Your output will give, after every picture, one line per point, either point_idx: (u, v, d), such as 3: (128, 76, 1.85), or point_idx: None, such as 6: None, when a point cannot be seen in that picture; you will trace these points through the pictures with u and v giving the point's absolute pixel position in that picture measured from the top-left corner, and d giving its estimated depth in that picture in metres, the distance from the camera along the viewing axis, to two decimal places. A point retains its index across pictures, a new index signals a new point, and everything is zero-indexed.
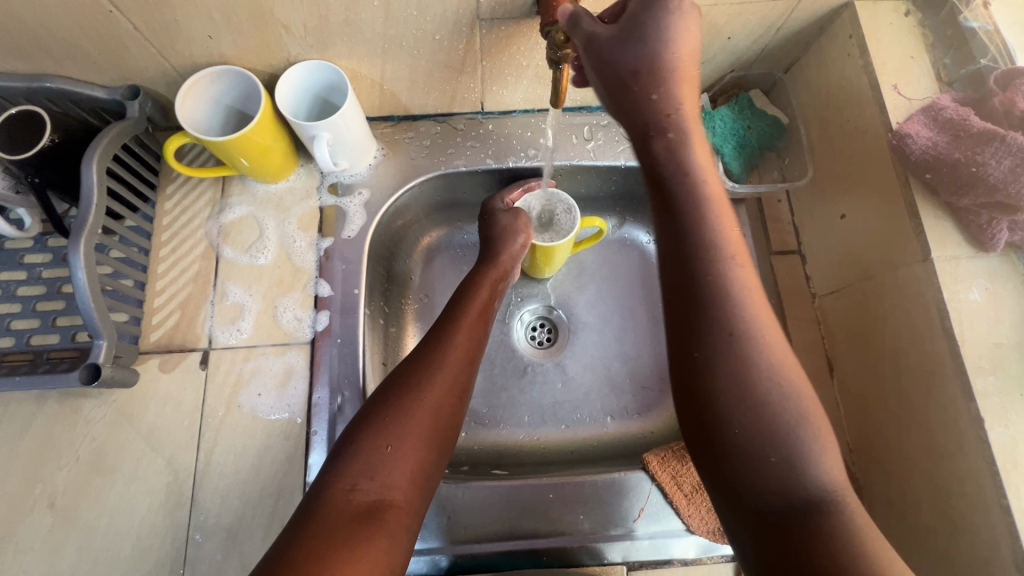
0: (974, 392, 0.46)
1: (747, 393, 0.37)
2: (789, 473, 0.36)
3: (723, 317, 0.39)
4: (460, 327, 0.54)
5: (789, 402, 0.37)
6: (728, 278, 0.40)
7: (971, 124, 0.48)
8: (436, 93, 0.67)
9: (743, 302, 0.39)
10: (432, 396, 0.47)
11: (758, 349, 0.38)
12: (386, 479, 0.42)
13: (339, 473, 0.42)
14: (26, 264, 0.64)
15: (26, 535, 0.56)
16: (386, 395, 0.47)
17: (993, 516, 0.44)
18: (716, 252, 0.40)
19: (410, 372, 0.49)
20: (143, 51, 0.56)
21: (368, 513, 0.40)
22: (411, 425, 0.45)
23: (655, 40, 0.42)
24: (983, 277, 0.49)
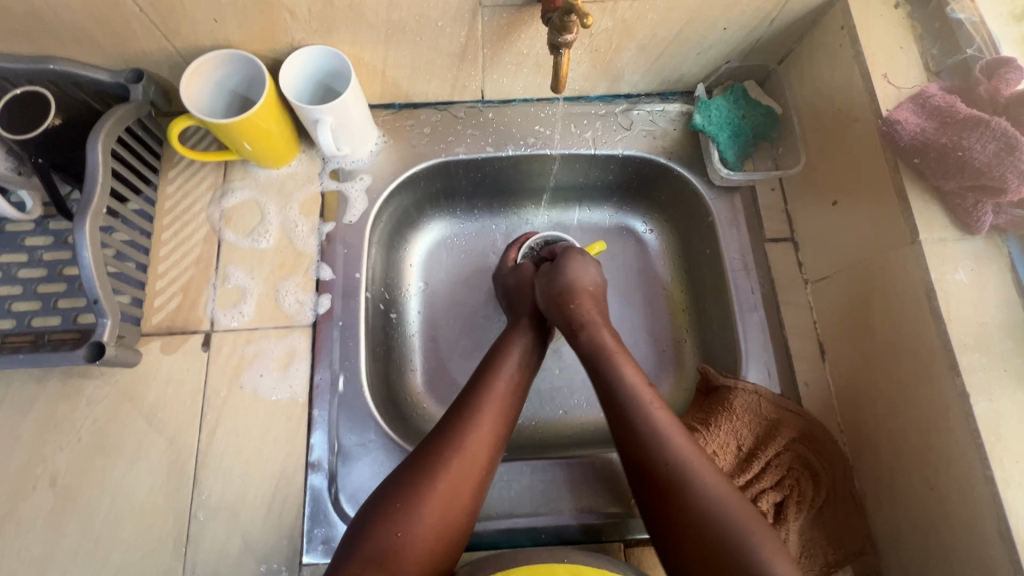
0: (959, 368, 0.48)
1: (690, 505, 0.45)
2: (733, 547, 0.43)
3: (655, 441, 0.48)
4: (495, 390, 0.55)
5: (707, 479, 0.46)
6: (660, 429, 0.49)
7: (957, 111, 0.50)
8: (438, 80, 0.68)
9: (686, 462, 0.47)
10: (462, 461, 0.50)
11: (683, 454, 0.47)
12: (412, 535, 0.46)
13: (371, 521, 0.46)
14: (27, 246, 0.64)
15: (27, 514, 0.56)
16: (420, 452, 0.50)
17: (977, 487, 0.46)
18: (658, 438, 0.48)
19: (444, 433, 0.51)
20: (148, 34, 0.57)
21: (389, 559, 0.44)
22: (441, 490, 0.48)
23: (571, 276, 0.63)
24: (969, 258, 0.50)
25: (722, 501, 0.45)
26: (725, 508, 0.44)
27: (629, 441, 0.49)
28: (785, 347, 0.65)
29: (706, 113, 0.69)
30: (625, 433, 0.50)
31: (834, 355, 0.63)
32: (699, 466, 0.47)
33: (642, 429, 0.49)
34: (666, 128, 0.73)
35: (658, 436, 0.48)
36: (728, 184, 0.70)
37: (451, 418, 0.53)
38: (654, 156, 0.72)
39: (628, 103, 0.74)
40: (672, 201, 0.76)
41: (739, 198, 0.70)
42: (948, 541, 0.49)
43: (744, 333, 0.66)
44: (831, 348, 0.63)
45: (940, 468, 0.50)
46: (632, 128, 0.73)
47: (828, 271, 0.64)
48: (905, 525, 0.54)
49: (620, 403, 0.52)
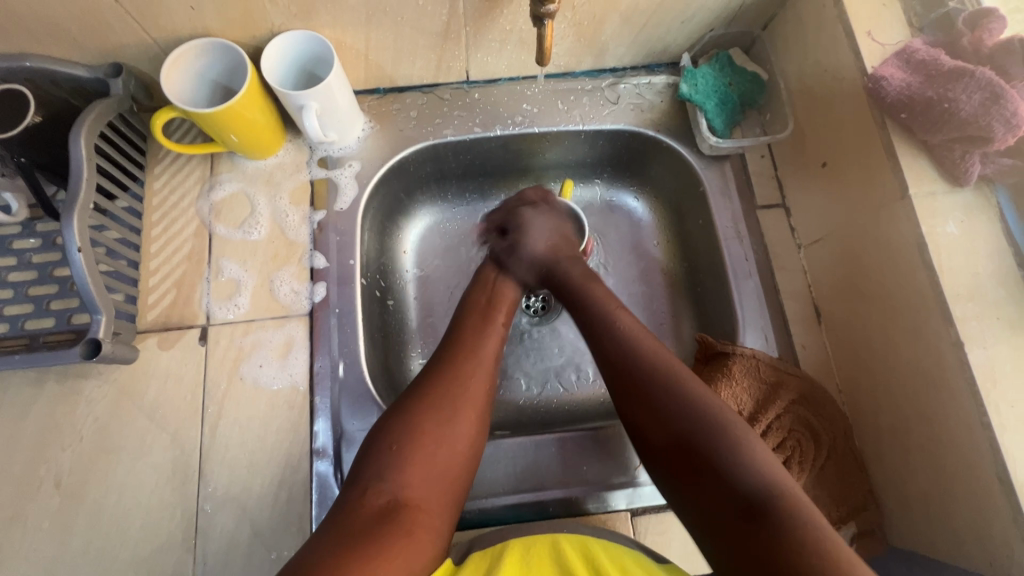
0: (954, 318, 0.48)
1: (689, 446, 0.45)
2: (734, 458, 0.43)
3: (656, 365, 0.50)
4: (471, 346, 0.55)
5: (708, 402, 0.46)
6: (675, 382, 0.48)
7: (942, 63, 0.50)
8: (422, 62, 0.67)
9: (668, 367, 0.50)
10: (446, 411, 0.49)
11: (691, 392, 0.47)
12: (401, 489, 0.45)
13: (354, 483, 0.45)
14: (15, 249, 0.63)
15: (33, 516, 0.56)
16: (396, 408, 0.49)
17: (975, 433, 0.47)
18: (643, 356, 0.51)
19: (419, 388, 0.51)
20: (124, 26, 0.56)
21: (383, 516, 0.43)
22: (426, 439, 0.47)
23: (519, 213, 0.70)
24: (959, 211, 0.51)
25: (734, 445, 0.44)
26: (726, 441, 0.44)
27: (630, 384, 0.50)
28: (781, 312, 0.66)
29: (692, 81, 0.69)
30: (634, 387, 0.49)
31: (830, 317, 0.63)
32: (716, 413, 0.46)
33: (646, 386, 0.49)
34: (653, 100, 0.72)
35: (665, 382, 0.48)
36: (718, 153, 0.70)
37: (426, 374, 0.52)
38: (643, 128, 0.72)
39: (614, 77, 0.73)
40: (663, 174, 0.76)
41: (729, 166, 0.71)
42: (949, 489, 0.50)
43: (739, 300, 0.66)
44: (826, 309, 0.64)
45: (938, 417, 0.50)
46: (619, 102, 0.73)
47: (821, 234, 0.64)
48: (907, 478, 0.54)
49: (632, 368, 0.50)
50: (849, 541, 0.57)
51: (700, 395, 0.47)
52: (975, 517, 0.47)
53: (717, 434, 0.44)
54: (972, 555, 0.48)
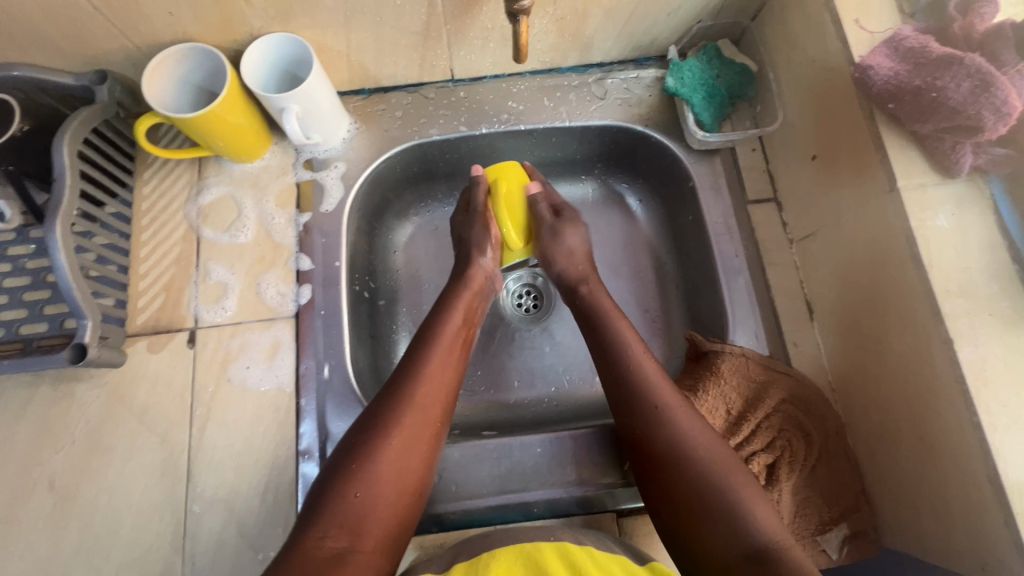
0: (943, 315, 0.46)
1: (696, 497, 0.47)
2: (732, 508, 0.46)
3: (651, 398, 0.53)
4: (431, 361, 0.55)
5: (706, 456, 0.49)
6: (682, 430, 0.51)
7: (930, 50, 0.48)
8: (405, 62, 0.67)
9: (655, 391, 0.53)
10: (399, 441, 0.49)
11: (699, 450, 0.49)
12: (356, 528, 0.45)
13: (312, 522, 0.45)
14: (10, 256, 0.64)
15: (28, 517, 0.57)
16: (354, 443, 0.49)
17: (965, 433, 0.45)
18: (640, 373, 0.55)
19: (376, 421, 0.50)
20: (106, 33, 0.56)
21: (335, 563, 0.43)
22: (382, 478, 0.48)
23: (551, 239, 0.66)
24: (950, 203, 0.49)
25: (731, 487, 0.47)
26: (726, 488, 0.47)
27: (626, 408, 0.54)
28: (772, 309, 0.64)
29: (679, 75, 0.68)
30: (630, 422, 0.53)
31: (823, 314, 0.62)
32: (715, 469, 0.48)
33: (659, 436, 0.51)
34: (641, 95, 0.71)
35: (670, 429, 0.51)
36: (707, 147, 0.69)
37: (383, 402, 0.51)
38: (631, 123, 0.71)
39: (602, 72, 0.72)
40: (653, 168, 0.74)
41: (719, 161, 0.69)
42: (944, 492, 0.48)
43: (729, 296, 0.65)
44: (820, 307, 0.62)
45: (928, 417, 0.49)
46: (607, 97, 0.71)
47: (813, 228, 0.62)
48: (898, 480, 0.53)
49: (647, 405, 0.53)
50: (840, 544, 0.55)
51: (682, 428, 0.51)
52: (968, 523, 0.46)
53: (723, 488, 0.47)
54: (965, 559, 0.46)
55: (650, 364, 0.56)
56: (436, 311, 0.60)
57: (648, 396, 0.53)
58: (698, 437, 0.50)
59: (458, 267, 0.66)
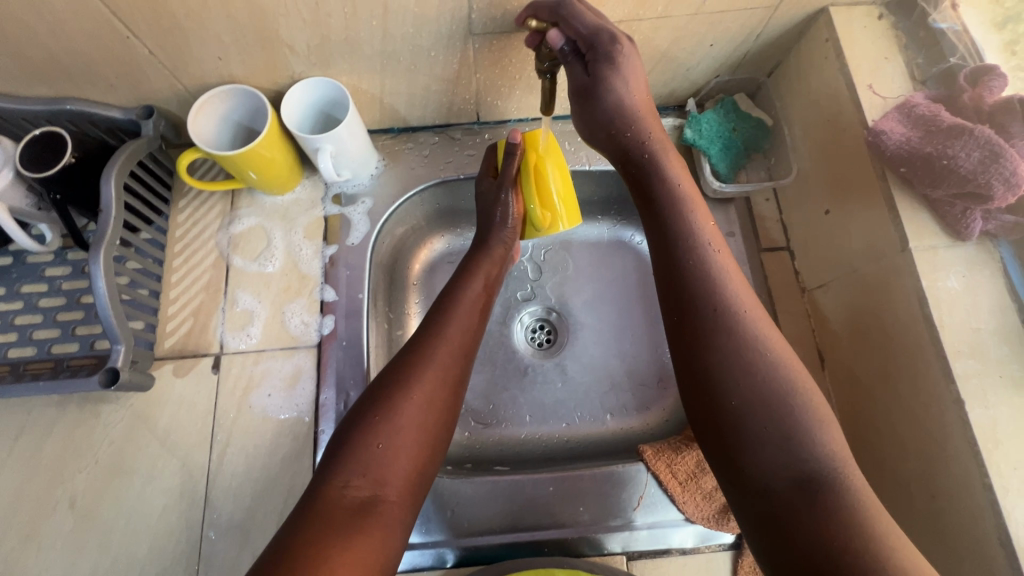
0: (954, 375, 0.48)
1: (741, 406, 0.42)
2: (786, 418, 0.42)
3: (712, 288, 0.47)
4: (452, 322, 0.56)
5: (778, 369, 0.43)
6: (736, 315, 0.46)
7: (941, 120, 0.51)
8: (434, 105, 0.70)
9: (725, 284, 0.47)
10: (420, 395, 0.50)
11: (751, 332, 0.45)
12: (381, 478, 0.46)
13: (334, 471, 0.45)
14: (47, 276, 0.67)
15: (48, 535, 0.58)
16: (377, 395, 0.50)
17: (976, 492, 0.46)
18: (698, 244, 0.49)
19: (400, 374, 0.51)
20: (157, 73, 0.60)
21: (360, 510, 0.43)
22: (404, 428, 0.48)
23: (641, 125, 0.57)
24: (960, 265, 0.50)
25: (792, 408, 0.42)
26: (790, 397, 0.42)
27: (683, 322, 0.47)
28: None
29: (697, 126, 0.70)
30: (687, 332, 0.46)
31: (834, 365, 0.63)
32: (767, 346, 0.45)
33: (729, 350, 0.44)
34: None
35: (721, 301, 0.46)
36: (722, 196, 0.71)
37: (402, 360, 0.52)
38: None
39: None
40: None
41: (734, 209, 0.71)
42: (955, 552, 0.48)
43: None
44: (831, 357, 0.63)
45: (938, 476, 0.50)
46: None
47: (826, 279, 0.64)
48: (909, 536, 0.53)
49: (706, 301, 0.47)
50: None
51: (740, 310, 0.46)
52: None
53: (781, 396, 0.42)
54: None
55: (724, 257, 0.49)
56: (457, 278, 0.62)
57: (717, 289, 0.47)
58: (773, 342, 0.45)
59: (480, 237, 0.67)
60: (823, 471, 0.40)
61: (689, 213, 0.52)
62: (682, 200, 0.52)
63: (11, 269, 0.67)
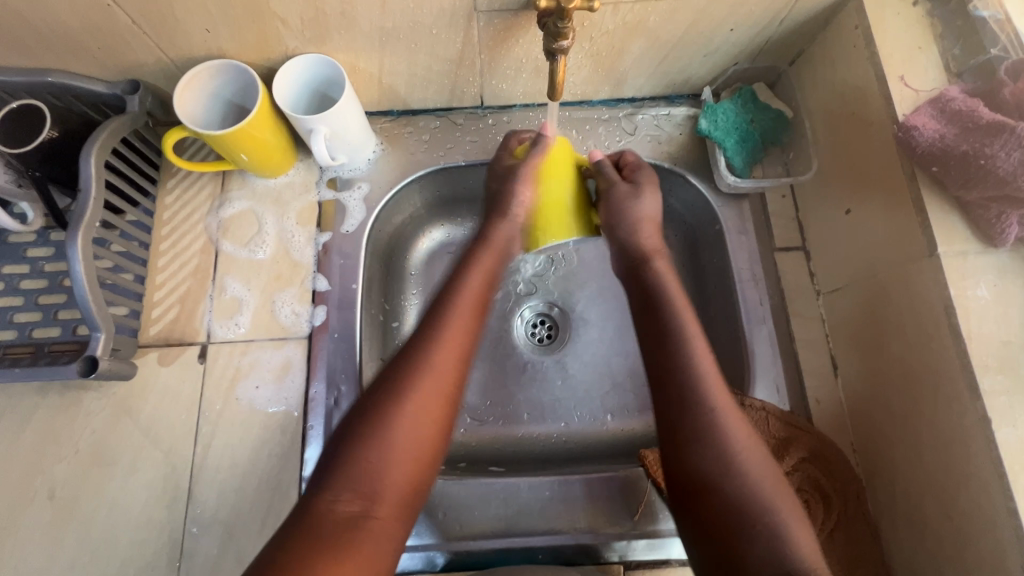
0: (980, 392, 0.45)
1: (731, 512, 0.41)
2: (770, 517, 0.41)
3: (697, 397, 0.45)
4: (456, 314, 0.49)
5: (761, 476, 0.43)
6: (727, 431, 0.44)
7: (978, 115, 0.47)
8: (435, 87, 0.67)
9: (708, 388, 0.46)
10: (416, 405, 0.44)
11: (743, 453, 0.43)
12: (373, 493, 0.41)
13: (325, 482, 0.41)
14: (29, 257, 0.64)
15: (26, 526, 0.57)
16: (371, 402, 0.44)
17: (999, 516, 0.43)
18: (684, 342, 0.48)
19: (398, 378, 0.45)
20: (142, 45, 0.56)
21: (347, 527, 0.40)
22: (400, 439, 0.43)
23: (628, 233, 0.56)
24: (991, 273, 0.47)
25: (776, 510, 0.41)
26: (773, 513, 0.41)
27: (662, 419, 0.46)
28: (796, 363, 0.62)
29: (712, 117, 0.67)
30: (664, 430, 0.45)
31: (848, 373, 0.60)
32: (757, 477, 0.42)
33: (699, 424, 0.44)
34: (671, 133, 0.70)
35: (713, 424, 0.44)
36: (736, 191, 0.67)
37: (402, 358, 0.46)
38: (660, 161, 0.69)
39: (632, 107, 0.71)
40: (680, 208, 0.72)
41: (748, 205, 0.68)
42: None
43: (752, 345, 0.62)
44: (845, 364, 0.60)
45: (958, 497, 0.47)
46: (637, 133, 0.70)
47: (842, 282, 0.61)
48: (920, 555, 0.51)
49: (692, 418, 0.45)
50: None
51: (736, 436, 0.44)
52: None
53: (763, 506, 0.41)
54: None
55: (706, 358, 0.47)
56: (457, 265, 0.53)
57: (698, 399, 0.45)
58: (741, 428, 0.44)
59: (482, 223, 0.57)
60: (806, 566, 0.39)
61: (671, 304, 0.51)
62: (661, 281, 0.53)
63: None
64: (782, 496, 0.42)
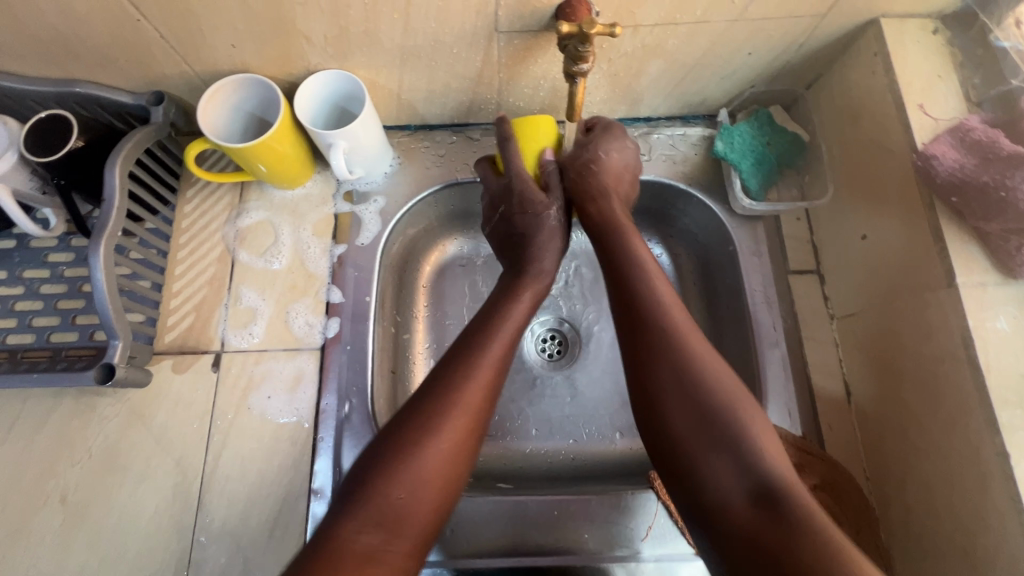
0: (998, 425, 0.44)
1: (695, 431, 0.46)
2: (737, 434, 0.44)
3: (664, 329, 0.50)
4: (489, 359, 0.52)
5: (723, 392, 0.46)
6: (687, 356, 0.48)
7: (1000, 147, 0.47)
8: (453, 104, 0.67)
9: (670, 316, 0.51)
10: (449, 440, 0.47)
11: (704, 376, 0.47)
12: (397, 525, 0.43)
13: (349, 513, 0.43)
14: (50, 262, 0.65)
15: (37, 529, 0.57)
16: (399, 439, 0.46)
17: (1016, 553, 0.43)
18: (648, 277, 0.54)
19: (430, 415, 0.48)
20: (169, 59, 0.57)
21: (368, 561, 0.41)
22: (428, 476, 0.45)
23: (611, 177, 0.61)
24: (1011, 305, 0.47)
25: (739, 421, 0.45)
26: (739, 426, 0.45)
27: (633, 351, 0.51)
28: (809, 387, 0.62)
29: (729, 139, 0.67)
30: (637, 364, 0.50)
31: (862, 399, 0.59)
32: (719, 392, 0.46)
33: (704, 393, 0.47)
34: (686, 153, 0.70)
35: (675, 350, 0.49)
36: (751, 213, 0.67)
37: (432, 396, 0.49)
38: (675, 181, 0.69)
39: (648, 127, 0.71)
40: (693, 228, 0.72)
41: (763, 227, 0.68)
42: None
43: (765, 367, 0.62)
44: (859, 391, 0.60)
45: (974, 531, 0.46)
46: (652, 153, 0.70)
47: (857, 307, 0.60)
48: None
49: (657, 348, 0.49)
50: None
51: (697, 363, 0.48)
52: None
53: (731, 426, 0.45)
54: None
55: (665, 288, 0.54)
56: (499, 301, 0.58)
57: (666, 333, 0.50)
58: (704, 357, 0.48)
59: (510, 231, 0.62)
60: (776, 482, 0.42)
61: (634, 247, 0.57)
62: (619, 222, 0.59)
63: (14, 253, 0.66)
64: (749, 410, 0.46)
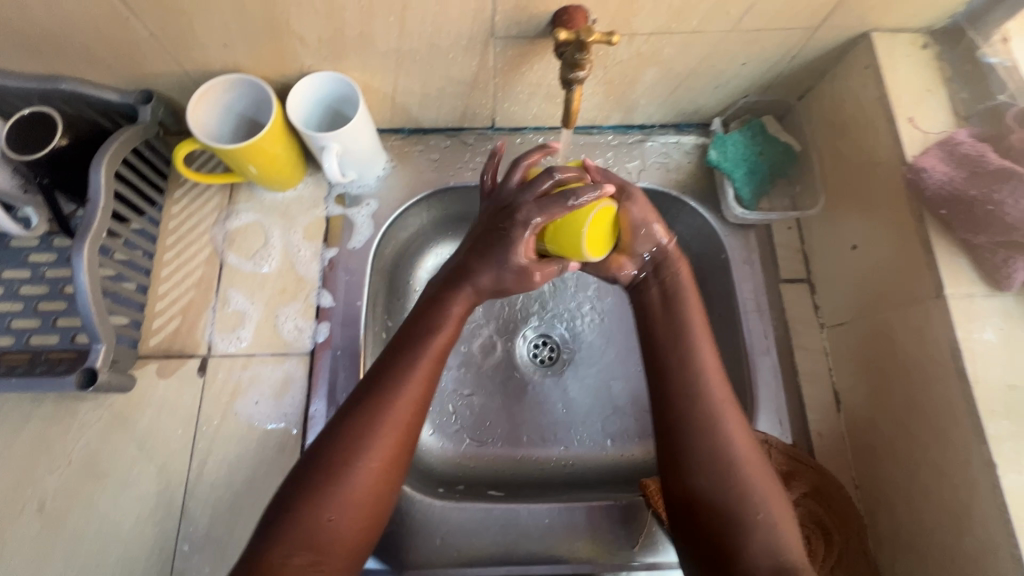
0: (986, 436, 0.45)
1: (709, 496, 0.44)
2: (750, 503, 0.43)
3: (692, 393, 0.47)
4: (415, 369, 0.47)
5: (745, 462, 0.45)
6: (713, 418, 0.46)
7: (988, 161, 0.48)
8: (448, 108, 0.67)
9: (697, 372, 0.48)
10: (378, 461, 0.44)
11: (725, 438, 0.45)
12: (323, 548, 0.42)
13: (275, 542, 0.41)
14: (31, 263, 0.64)
15: (12, 538, 0.55)
16: (323, 459, 0.44)
17: (1004, 563, 0.43)
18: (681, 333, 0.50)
19: (351, 437, 0.44)
20: (159, 57, 0.56)
21: None
22: (355, 500, 0.43)
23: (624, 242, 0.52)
24: (998, 317, 0.48)
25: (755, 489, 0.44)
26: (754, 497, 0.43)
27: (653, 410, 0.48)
28: (799, 396, 0.62)
29: (722, 148, 0.67)
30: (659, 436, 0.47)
31: (852, 408, 0.60)
32: (739, 460, 0.44)
33: (694, 410, 0.46)
34: (680, 161, 0.70)
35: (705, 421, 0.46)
36: (743, 222, 0.68)
37: (359, 414, 0.45)
38: (668, 189, 0.69)
39: (642, 134, 0.72)
40: (686, 236, 0.72)
41: (755, 235, 0.68)
42: None
43: (756, 376, 0.62)
44: (849, 400, 0.60)
45: (962, 541, 0.47)
46: (645, 160, 0.71)
47: (847, 316, 0.61)
48: None
49: (690, 424, 0.46)
50: None
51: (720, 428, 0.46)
52: None
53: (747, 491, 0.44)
54: None
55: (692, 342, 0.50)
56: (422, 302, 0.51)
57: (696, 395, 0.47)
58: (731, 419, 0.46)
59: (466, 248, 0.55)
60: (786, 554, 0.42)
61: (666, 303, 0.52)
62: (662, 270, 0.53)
63: None
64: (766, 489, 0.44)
